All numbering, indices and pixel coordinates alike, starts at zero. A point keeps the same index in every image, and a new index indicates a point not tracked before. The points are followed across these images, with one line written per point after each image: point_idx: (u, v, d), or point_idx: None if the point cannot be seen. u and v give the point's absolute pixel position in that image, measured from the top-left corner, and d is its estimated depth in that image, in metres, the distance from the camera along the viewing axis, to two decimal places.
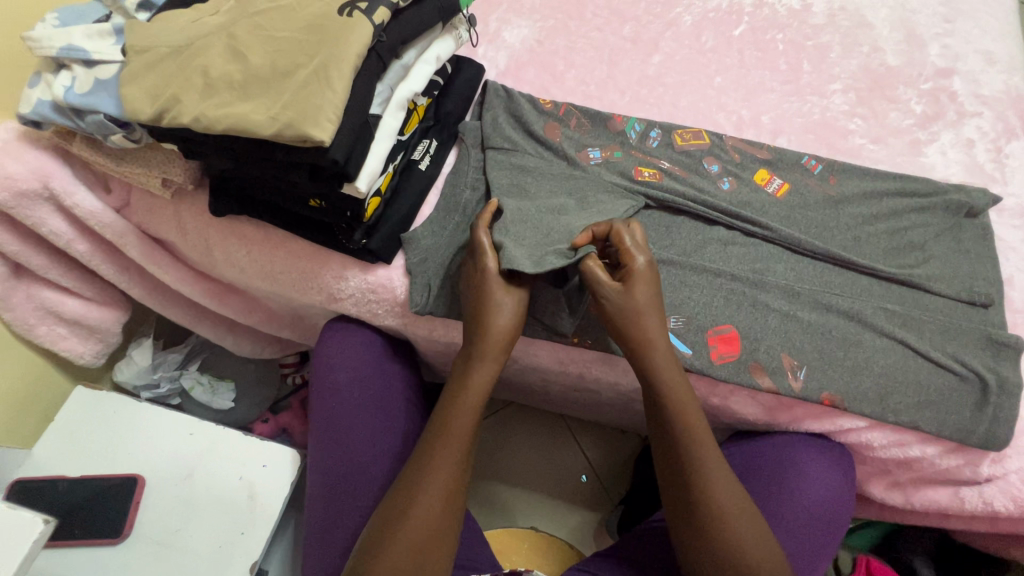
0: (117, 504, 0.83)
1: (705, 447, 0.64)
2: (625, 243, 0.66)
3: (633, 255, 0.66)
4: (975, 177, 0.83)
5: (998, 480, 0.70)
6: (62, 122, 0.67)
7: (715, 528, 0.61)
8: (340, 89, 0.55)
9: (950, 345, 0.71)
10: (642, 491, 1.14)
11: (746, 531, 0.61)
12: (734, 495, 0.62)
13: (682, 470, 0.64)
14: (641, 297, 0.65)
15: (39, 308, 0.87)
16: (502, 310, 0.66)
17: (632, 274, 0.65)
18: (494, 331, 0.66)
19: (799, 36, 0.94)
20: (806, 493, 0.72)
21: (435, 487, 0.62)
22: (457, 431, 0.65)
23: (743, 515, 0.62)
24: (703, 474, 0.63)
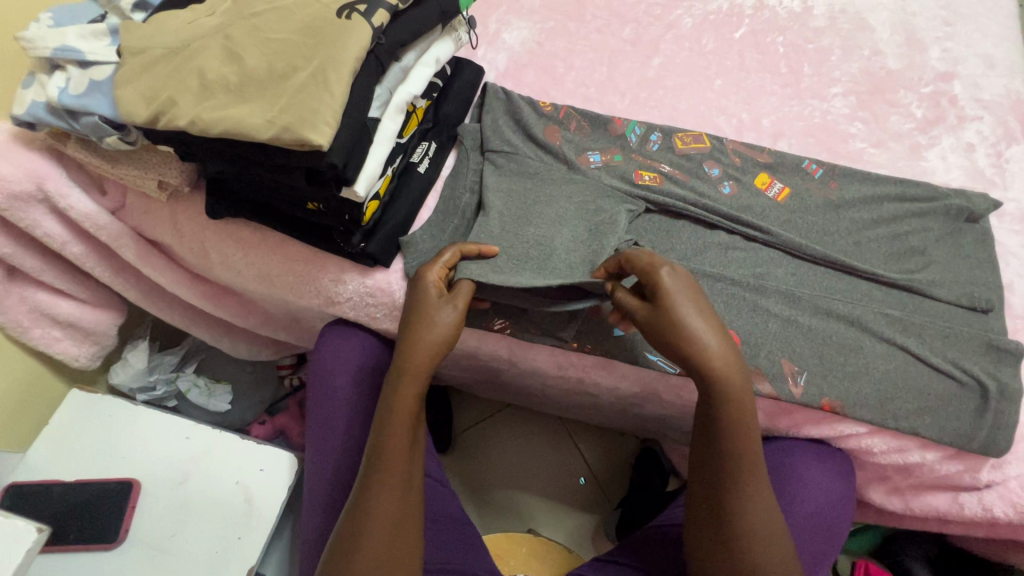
0: (113, 509, 0.82)
1: (735, 466, 0.60)
2: (642, 262, 0.61)
3: (656, 272, 0.60)
4: (975, 182, 0.82)
5: (997, 486, 0.70)
6: (56, 123, 0.66)
7: (738, 548, 0.60)
8: (338, 92, 0.54)
9: (951, 351, 0.71)
10: (641, 494, 1.14)
11: (769, 555, 0.59)
12: (765, 518, 0.60)
13: (715, 487, 0.61)
14: (680, 313, 0.58)
15: (34, 310, 0.86)
16: (438, 320, 0.62)
17: (660, 292, 0.59)
18: (415, 354, 0.62)
19: (800, 39, 0.93)
20: (806, 498, 0.72)
21: (372, 538, 0.59)
22: (391, 467, 0.61)
23: (770, 538, 0.59)
24: (735, 496, 0.60)
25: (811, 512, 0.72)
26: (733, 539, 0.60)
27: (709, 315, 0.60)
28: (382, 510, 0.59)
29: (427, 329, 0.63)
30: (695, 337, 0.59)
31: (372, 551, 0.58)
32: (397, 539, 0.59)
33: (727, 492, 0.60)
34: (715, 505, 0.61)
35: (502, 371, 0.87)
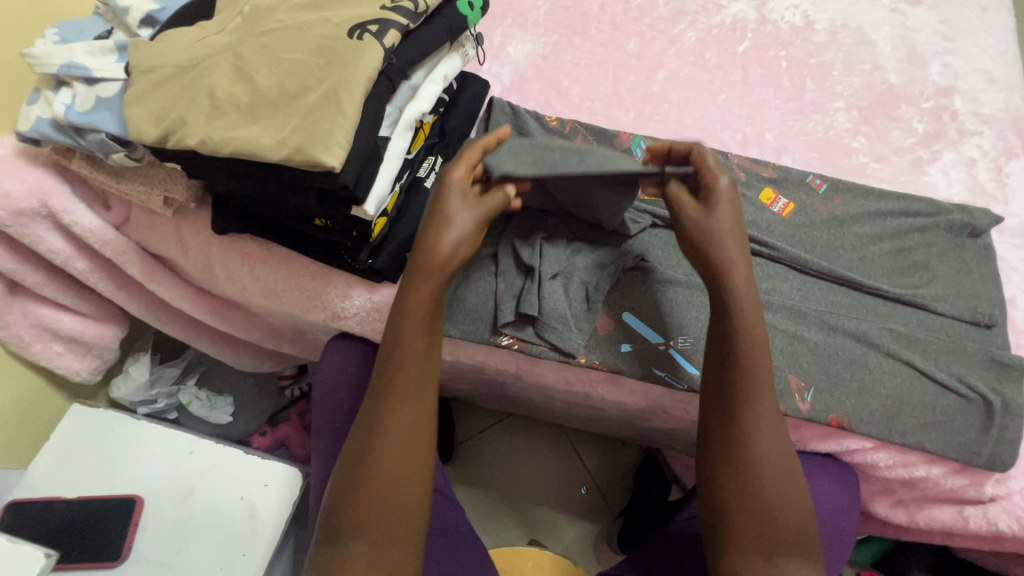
0: (115, 527, 0.81)
1: (750, 412, 0.57)
2: (707, 163, 0.63)
3: (716, 175, 0.62)
4: (976, 197, 0.83)
5: (1001, 500, 0.71)
6: (61, 139, 0.66)
7: (759, 508, 0.55)
8: (351, 114, 0.54)
9: (956, 367, 0.71)
10: (643, 505, 1.13)
11: (791, 512, 0.55)
12: (782, 472, 0.56)
13: (732, 441, 0.57)
14: (720, 219, 0.60)
15: (36, 325, 0.85)
16: (455, 220, 0.61)
17: (715, 193, 0.61)
18: (423, 291, 0.60)
19: (802, 54, 0.94)
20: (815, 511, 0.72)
21: (375, 483, 0.55)
22: (399, 407, 0.58)
23: (789, 492, 0.56)
24: (751, 446, 0.57)
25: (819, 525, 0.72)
26: (747, 477, 0.56)
27: (738, 228, 0.61)
28: (388, 453, 0.56)
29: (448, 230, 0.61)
30: (720, 242, 0.60)
31: (376, 497, 0.55)
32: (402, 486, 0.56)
33: (741, 443, 0.57)
34: (732, 458, 0.57)
35: (508, 385, 0.87)
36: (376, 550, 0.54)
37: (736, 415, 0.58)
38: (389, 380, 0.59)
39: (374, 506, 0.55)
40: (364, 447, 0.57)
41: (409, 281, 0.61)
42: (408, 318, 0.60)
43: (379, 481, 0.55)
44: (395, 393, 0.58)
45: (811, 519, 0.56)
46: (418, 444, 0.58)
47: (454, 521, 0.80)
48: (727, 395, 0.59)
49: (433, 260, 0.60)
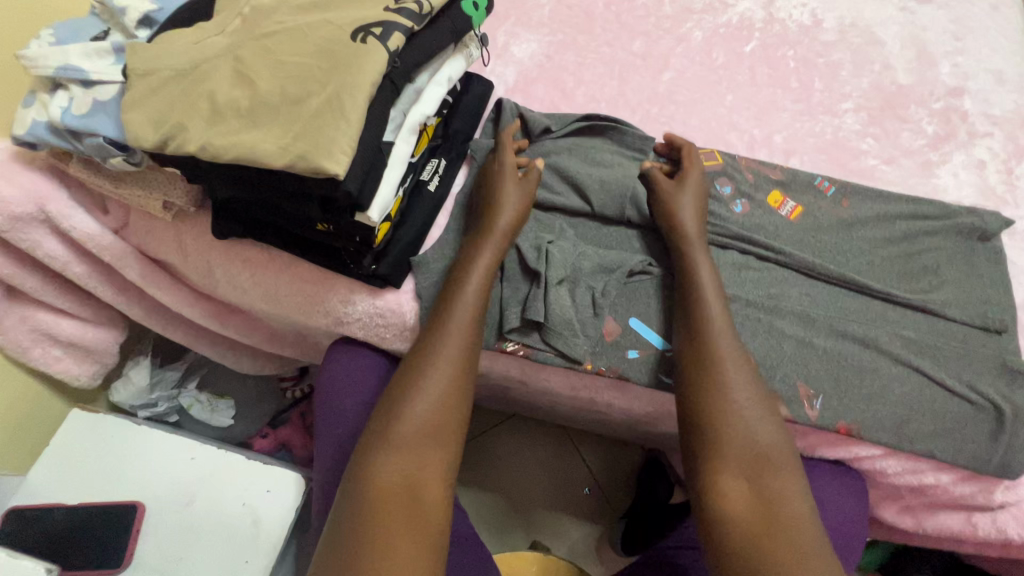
0: (117, 534, 0.80)
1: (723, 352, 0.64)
2: (692, 152, 0.78)
3: (691, 161, 0.77)
4: (987, 200, 0.82)
5: (1010, 507, 0.70)
6: (58, 143, 0.65)
7: (733, 436, 0.61)
8: (354, 119, 0.52)
9: (966, 373, 0.70)
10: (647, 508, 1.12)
11: (764, 442, 0.61)
12: (754, 407, 0.62)
13: (707, 379, 0.63)
14: (681, 192, 0.73)
15: (34, 330, 0.84)
16: (507, 192, 0.73)
17: (685, 175, 0.75)
18: (480, 261, 0.69)
19: (811, 53, 0.93)
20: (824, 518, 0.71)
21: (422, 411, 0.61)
22: (450, 348, 0.65)
23: (760, 423, 0.61)
24: (724, 383, 0.63)
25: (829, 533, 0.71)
26: (718, 412, 0.62)
27: (699, 199, 0.74)
28: (434, 384, 0.63)
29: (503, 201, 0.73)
30: (684, 209, 0.72)
31: (422, 422, 0.61)
32: (447, 417, 0.62)
33: (717, 379, 0.63)
34: (707, 393, 0.63)
35: (512, 389, 0.86)
36: (411, 489, 0.57)
37: (713, 356, 0.64)
38: (444, 324, 0.66)
39: (420, 430, 0.60)
40: (416, 377, 0.63)
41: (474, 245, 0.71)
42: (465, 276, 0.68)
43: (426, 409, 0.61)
44: (448, 336, 0.65)
45: (785, 449, 0.61)
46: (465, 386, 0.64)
47: (458, 528, 0.80)
48: (702, 339, 0.65)
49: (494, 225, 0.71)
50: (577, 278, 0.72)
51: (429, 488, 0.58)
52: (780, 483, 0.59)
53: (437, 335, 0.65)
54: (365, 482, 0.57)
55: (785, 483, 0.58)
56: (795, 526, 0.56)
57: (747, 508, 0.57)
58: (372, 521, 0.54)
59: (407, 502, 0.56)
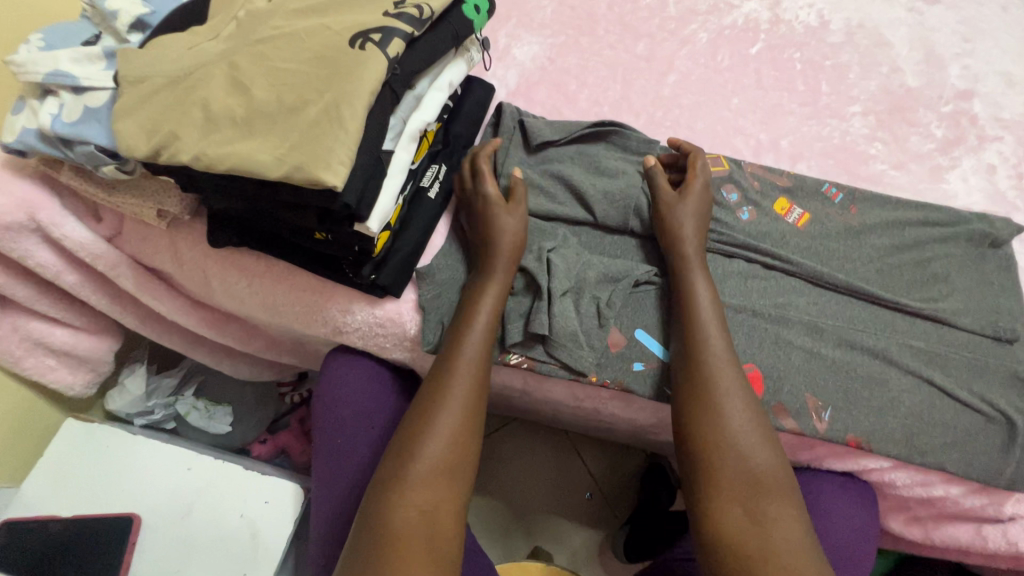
0: (111, 546, 0.79)
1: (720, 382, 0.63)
2: (697, 164, 0.75)
3: (695, 174, 0.74)
4: (997, 205, 0.81)
5: (1021, 519, 0.69)
6: (48, 151, 0.63)
7: (729, 469, 0.61)
8: (353, 129, 0.51)
9: (977, 384, 0.69)
10: (649, 515, 1.11)
11: (759, 473, 0.60)
12: (751, 437, 0.62)
13: (703, 413, 0.63)
14: (684, 206, 0.72)
15: (26, 339, 0.82)
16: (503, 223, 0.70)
17: (688, 189, 0.73)
18: (489, 292, 0.68)
19: (818, 55, 0.91)
20: (830, 529, 0.70)
21: (430, 449, 0.61)
22: (456, 383, 0.64)
23: (756, 454, 0.61)
24: (720, 416, 0.62)
25: (834, 545, 0.70)
26: (713, 438, 0.62)
27: (699, 216, 0.72)
28: (442, 421, 0.63)
29: (500, 229, 0.70)
30: (682, 224, 0.71)
31: (431, 460, 0.61)
32: (456, 452, 0.62)
33: (713, 412, 0.62)
34: (701, 427, 0.63)
35: (514, 398, 0.85)
36: (422, 522, 0.58)
37: (709, 387, 0.63)
38: (452, 357, 0.65)
39: (429, 469, 0.60)
40: (425, 414, 0.63)
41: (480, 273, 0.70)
42: (472, 306, 0.67)
43: (435, 447, 0.61)
44: (455, 369, 0.65)
45: (784, 478, 0.60)
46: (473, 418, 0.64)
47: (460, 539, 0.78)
48: (697, 369, 0.64)
49: (497, 254, 0.69)
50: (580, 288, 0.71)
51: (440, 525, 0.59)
52: (775, 513, 0.59)
53: (449, 369, 0.65)
54: (378, 522, 0.58)
55: (780, 513, 0.59)
56: (789, 557, 0.56)
57: (741, 539, 0.58)
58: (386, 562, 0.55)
59: (420, 540, 0.57)
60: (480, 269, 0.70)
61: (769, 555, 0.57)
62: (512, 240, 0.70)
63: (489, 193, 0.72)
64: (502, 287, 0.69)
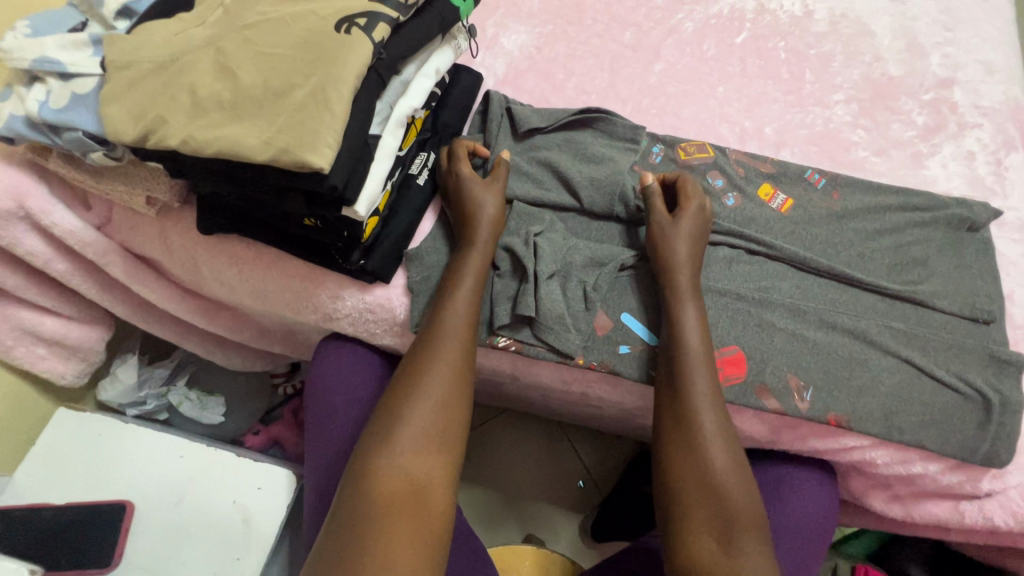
0: (105, 533, 0.79)
1: (700, 366, 0.65)
2: (688, 189, 0.74)
3: (689, 199, 0.73)
4: (976, 191, 0.82)
5: (997, 495, 0.71)
6: (35, 137, 0.63)
7: (706, 452, 0.62)
8: (339, 112, 0.51)
9: (954, 364, 0.71)
10: (625, 496, 1.14)
11: (737, 491, 0.61)
12: (721, 421, 0.64)
13: (682, 398, 0.65)
14: (679, 231, 0.71)
15: (16, 328, 0.82)
16: (483, 200, 0.72)
17: (683, 212, 0.72)
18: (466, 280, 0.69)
19: (802, 45, 0.92)
20: (792, 503, 0.75)
21: (417, 421, 0.62)
22: (441, 359, 0.65)
23: (726, 436, 0.64)
24: (698, 433, 0.63)
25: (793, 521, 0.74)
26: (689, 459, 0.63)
27: (694, 241, 0.71)
28: (427, 404, 0.63)
29: (481, 208, 0.71)
30: (676, 248, 0.70)
31: (418, 432, 0.61)
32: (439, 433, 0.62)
33: (692, 395, 0.64)
34: (682, 435, 0.64)
35: (504, 384, 0.86)
36: (398, 508, 0.56)
37: (688, 405, 0.64)
38: (431, 343, 0.66)
39: (415, 445, 0.60)
40: (410, 389, 0.64)
41: (461, 253, 0.70)
42: (454, 285, 0.69)
43: (414, 432, 0.61)
44: (434, 357, 0.65)
45: (758, 505, 0.61)
46: (460, 395, 0.65)
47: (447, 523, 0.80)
48: (682, 353, 0.66)
49: (476, 232, 0.71)
50: (568, 276, 0.72)
51: (428, 496, 0.58)
52: (744, 498, 0.61)
53: (428, 357, 0.65)
54: (362, 494, 0.58)
55: (754, 537, 0.59)
56: None
57: (713, 526, 0.60)
58: (374, 534, 0.54)
59: (409, 512, 0.56)
60: (460, 250, 0.71)
61: (741, 557, 0.58)
62: (492, 220, 0.72)
63: (463, 172, 0.73)
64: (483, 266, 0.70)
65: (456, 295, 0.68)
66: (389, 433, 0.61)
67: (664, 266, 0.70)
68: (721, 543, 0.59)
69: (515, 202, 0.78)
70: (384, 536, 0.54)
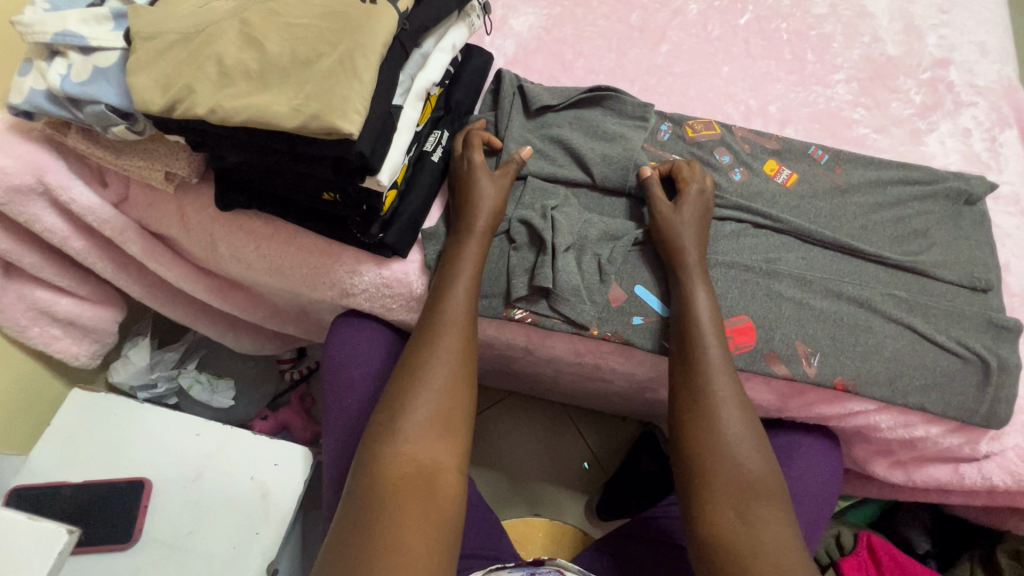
0: (125, 509, 0.80)
1: (709, 335, 0.67)
2: (684, 174, 0.76)
3: (688, 183, 0.75)
4: (973, 166, 0.85)
5: (996, 456, 0.74)
6: (56, 112, 0.63)
7: (722, 432, 0.63)
8: (366, 79, 0.53)
9: (954, 330, 0.73)
10: (631, 478, 1.17)
11: (757, 467, 0.62)
12: (735, 393, 0.65)
13: (693, 370, 0.67)
14: (682, 214, 0.72)
15: (31, 308, 0.83)
16: (482, 189, 0.73)
17: (684, 196, 0.74)
18: (464, 270, 0.69)
19: (803, 26, 0.94)
20: (803, 469, 0.77)
21: (425, 407, 0.61)
22: (447, 344, 0.65)
23: (737, 405, 0.65)
24: (717, 410, 0.64)
25: (801, 486, 0.76)
26: (710, 438, 0.63)
27: (699, 221, 0.73)
28: (429, 393, 0.62)
29: (479, 193, 0.73)
30: (683, 231, 0.72)
31: (426, 418, 0.60)
32: (443, 419, 0.61)
33: (702, 366, 0.66)
34: (703, 415, 0.65)
35: (517, 359, 0.88)
36: (404, 494, 0.55)
37: (707, 384, 0.65)
38: (434, 334, 0.65)
39: (422, 431, 0.59)
40: (415, 374, 0.63)
41: (456, 240, 0.71)
42: (452, 274, 0.69)
43: (419, 420, 0.60)
44: (436, 344, 0.65)
45: (778, 479, 0.62)
46: (461, 378, 0.64)
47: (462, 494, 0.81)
48: (691, 325, 0.68)
49: (472, 218, 0.72)
50: (581, 252, 0.74)
51: (438, 484, 0.57)
52: (759, 466, 0.62)
53: (430, 346, 0.65)
54: (366, 487, 0.56)
55: (776, 509, 0.59)
56: (785, 554, 0.56)
57: (730, 497, 0.60)
58: (387, 524, 0.53)
59: (416, 500, 0.55)
60: (454, 238, 0.72)
61: (767, 529, 0.58)
62: (493, 209, 0.73)
63: (476, 159, 0.75)
64: (482, 252, 0.71)
65: (446, 285, 0.69)
66: (398, 419, 0.60)
67: (670, 247, 0.72)
68: (738, 513, 0.59)
69: (528, 177, 0.79)
70: (396, 522, 0.53)
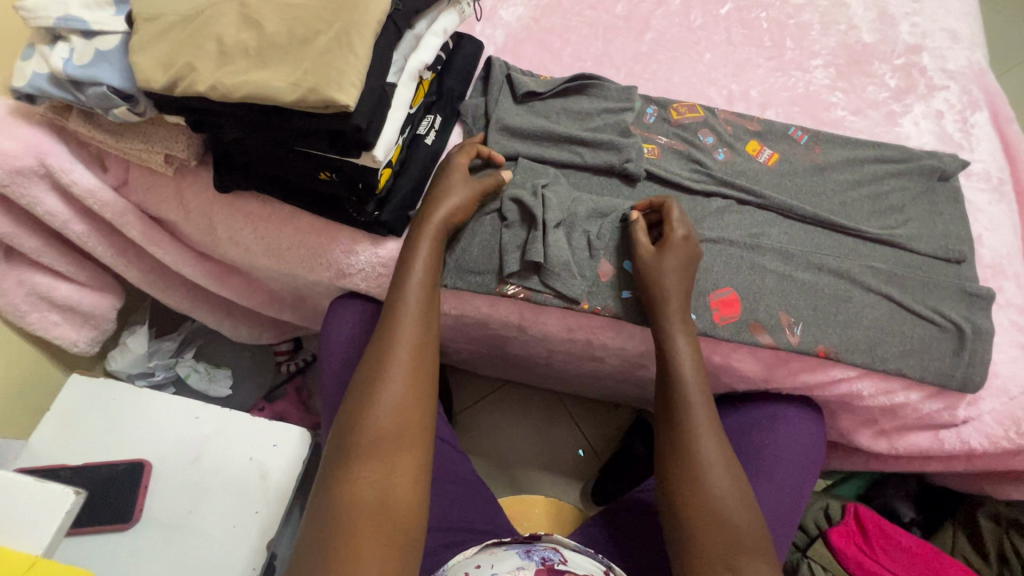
0: (125, 491, 0.81)
1: (691, 379, 0.67)
2: (671, 216, 0.73)
3: (673, 227, 0.72)
4: (946, 145, 0.88)
5: (973, 421, 0.76)
6: (59, 94, 0.65)
7: (703, 472, 0.61)
8: (362, 54, 0.55)
9: (930, 299, 0.77)
10: (624, 463, 1.19)
11: (742, 516, 0.59)
12: (718, 438, 0.64)
13: (675, 415, 0.65)
14: (669, 262, 0.70)
15: (31, 293, 0.84)
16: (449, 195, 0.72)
17: (668, 243, 0.72)
18: (414, 283, 0.66)
19: (782, 15, 0.98)
20: (790, 438, 0.79)
21: (376, 433, 0.57)
22: (400, 362, 0.61)
23: (718, 446, 0.63)
24: (698, 451, 0.62)
25: (788, 453, 0.78)
26: (694, 482, 0.61)
27: (682, 270, 0.71)
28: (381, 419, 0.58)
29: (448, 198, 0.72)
30: (666, 276, 0.70)
31: (378, 447, 0.57)
32: (395, 448, 0.57)
33: (682, 408, 0.65)
34: (686, 456, 0.62)
35: (510, 339, 0.90)
36: (356, 543, 0.51)
37: (688, 425, 0.64)
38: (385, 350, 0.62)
39: (375, 467, 0.56)
40: (369, 392, 0.60)
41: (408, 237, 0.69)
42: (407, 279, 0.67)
43: (371, 454, 0.56)
44: (389, 363, 0.61)
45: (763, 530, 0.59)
46: (416, 396, 0.61)
47: (458, 470, 0.83)
48: (672, 370, 0.67)
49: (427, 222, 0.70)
50: (571, 231, 0.76)
51: (393, 526, 0.53)
52: (744, 515, 0.59)
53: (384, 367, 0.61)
54: (317, 534, 0.52)
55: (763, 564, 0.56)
56: None
57: (717, 549, 0.57)
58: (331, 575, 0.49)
59: (368, 549, 0.51)
60: (408, 244, 0.70)
61: None
62: (448, 213, 0.71)
63: (459, 163, 0.76)
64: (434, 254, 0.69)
65: (402, 299, 0.66)
66: (352, 451, 0.57)
67: (650, 275, 0.71)
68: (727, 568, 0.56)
69: (518, 158, 0.82)
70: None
